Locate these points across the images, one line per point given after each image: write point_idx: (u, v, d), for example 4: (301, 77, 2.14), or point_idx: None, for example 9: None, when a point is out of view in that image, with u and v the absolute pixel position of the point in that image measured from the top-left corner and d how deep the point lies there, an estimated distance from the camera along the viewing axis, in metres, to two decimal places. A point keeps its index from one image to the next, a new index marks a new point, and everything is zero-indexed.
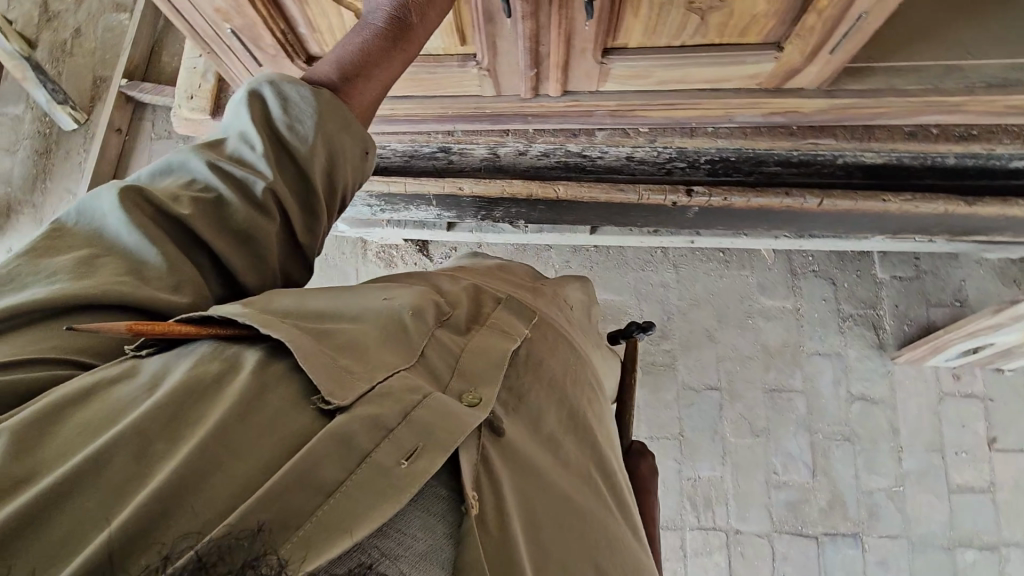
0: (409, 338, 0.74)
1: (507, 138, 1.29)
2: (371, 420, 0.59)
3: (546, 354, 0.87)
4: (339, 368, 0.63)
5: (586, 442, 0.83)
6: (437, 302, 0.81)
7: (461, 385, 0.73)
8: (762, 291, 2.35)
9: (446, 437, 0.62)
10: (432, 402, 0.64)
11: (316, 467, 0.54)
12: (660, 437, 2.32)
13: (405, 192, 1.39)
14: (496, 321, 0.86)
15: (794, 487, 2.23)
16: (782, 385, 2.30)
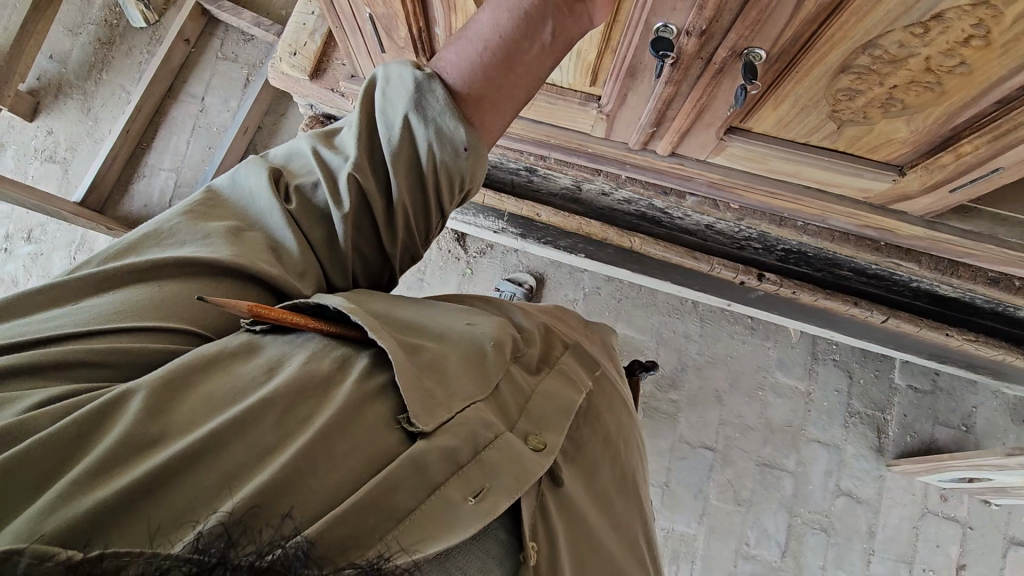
0: (487, 367, 0.69)
1: (598, 178, 1.26)
2: (448, 450, 0.56)
3: (606, 410, 0.84)
4: (427, 388, 0.61)
5: (634, 506, 0.81)
6: (511, 335, 0.76)
7: (529, 428, 0.67)
8: (779, 367, 2.36)
9: (513, 481, 0.58)
10: (503, 444, 0.61)
11: (393, 492, 0.51)
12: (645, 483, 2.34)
13: (481, 202, 1.40)
14: (566, 366, 0.82)
15: (761, 562, 2.26)
16: (776, 462, 2.32)
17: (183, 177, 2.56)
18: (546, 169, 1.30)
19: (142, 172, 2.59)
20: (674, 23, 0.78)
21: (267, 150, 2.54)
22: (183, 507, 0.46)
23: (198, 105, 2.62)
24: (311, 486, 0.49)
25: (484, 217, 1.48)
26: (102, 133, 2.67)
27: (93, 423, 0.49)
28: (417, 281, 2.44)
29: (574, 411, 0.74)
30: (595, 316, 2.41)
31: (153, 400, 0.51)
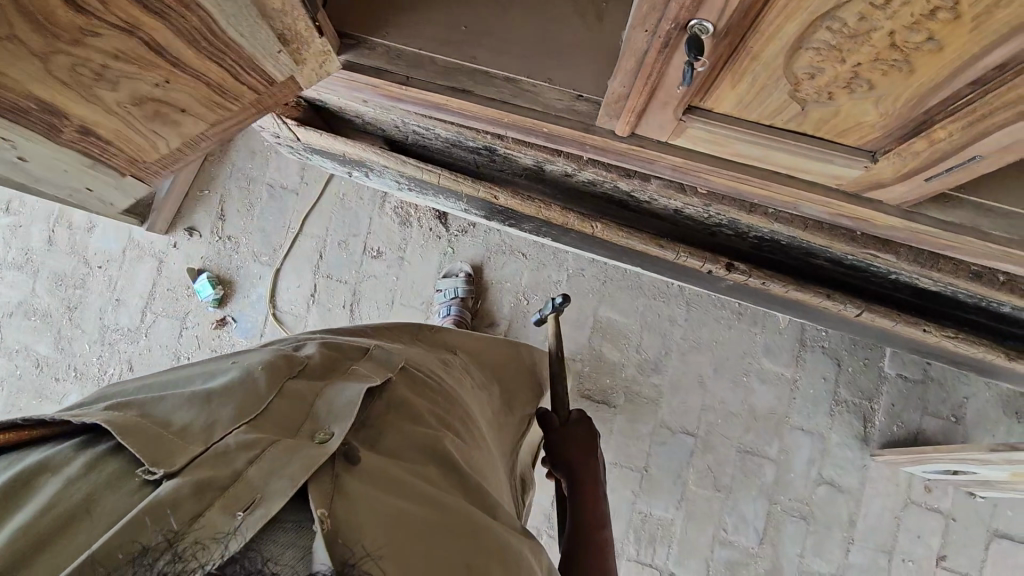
0: (257, 395, 0.84)
1: (558, 159, 1.19)
2: (196, 485, 0.66)
3: (408, 399, 1.02)
4: (157, 435, 0.72)
5: (451, 461, 0.96)
6: (287, 359, 0.94)
7: (308, 430, 0.82)
8: (766, 353, 2.31)
9: (285, 482, 0.69)
10: (268, 457, 0.72)
11: (143, 531, 0.60)
12: (624, 467, 2.32)
13: (438, 183, 1.33)
14: (359, 371, 1.01)
15: (738, 549, 2.25)
16: (757, 449, 2.29)
17: None
18: (505, 149, 1.23)
19: None
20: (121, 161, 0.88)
21: None
22: None
23: None
24: (45, 557, 0.60)
25: (444, 198, 1.42)
26: None
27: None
28: (398, 260, 2.39)
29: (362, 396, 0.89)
30: (578, 299, 2.36)
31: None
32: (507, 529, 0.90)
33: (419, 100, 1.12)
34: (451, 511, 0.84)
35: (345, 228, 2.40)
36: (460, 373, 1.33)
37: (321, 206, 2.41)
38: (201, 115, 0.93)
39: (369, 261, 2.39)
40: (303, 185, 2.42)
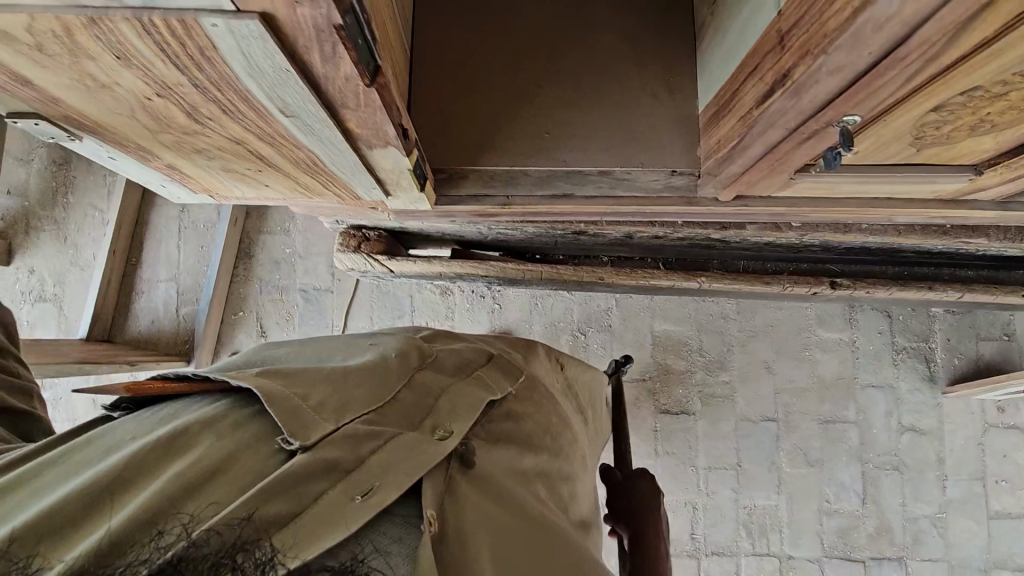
0: (387, 378, 0.71)
1: (653, 228, 1.22)
2: (326, 463, 0.54)
3: (520, 416, 0.90)
4: (299, 399, 0.60)
5: (553, 495, 0.85)
6: (417, 348, 0.81)
7: (433, 421, 0.69)
8: (821, 324, 2.36)
9: (404, 477, 0.57)
10: (397, 444, 0.60)
11: (268, 505, 0.48)
12: (719, 468, 2.35)
13: (539, 277, 1.37)
14: (482, 374, 0.87)
15: (844, 514, 2.33)
16: (837, 416, 2.35)
17: (183, 284, 2.38)
18: (596, 230, 1.25)
19: (139, 289, 2.39)
20: (245, 187, 0.97)
21: (263, 235, 2.41)
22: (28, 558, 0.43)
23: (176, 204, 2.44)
24: (182, 508, 0.47)
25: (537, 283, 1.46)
26: (87, 258, 2.41)
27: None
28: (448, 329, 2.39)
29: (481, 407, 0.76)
30: (631, 319, 2.40)
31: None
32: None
33: (515, 214, 1.14)
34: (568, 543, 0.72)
35: (389, 312, 2.39)
36: (544, 376, 1.19)
37: (360, 297, 2.39)
38: (283, 182, 0.93)
39: None
40: (335, 282, 2.40)
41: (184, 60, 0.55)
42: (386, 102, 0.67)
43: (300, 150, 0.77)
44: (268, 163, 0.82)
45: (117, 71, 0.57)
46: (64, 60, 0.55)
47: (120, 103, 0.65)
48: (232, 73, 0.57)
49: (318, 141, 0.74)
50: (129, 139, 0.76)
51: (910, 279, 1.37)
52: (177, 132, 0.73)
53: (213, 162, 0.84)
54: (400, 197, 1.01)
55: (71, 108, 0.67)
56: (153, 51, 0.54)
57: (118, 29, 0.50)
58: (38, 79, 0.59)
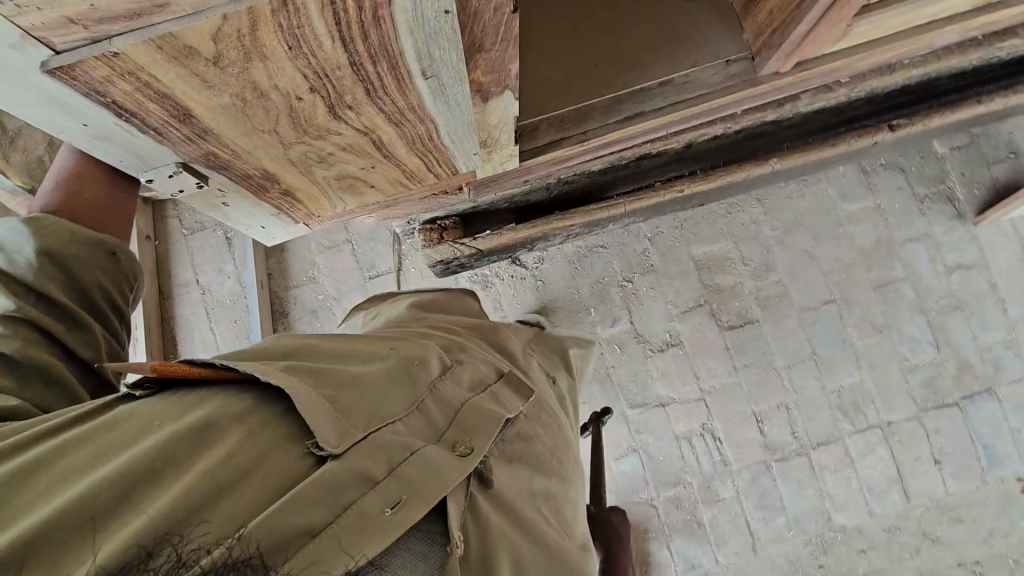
0: (406, 390, 0.75)
1: (716, 125, 1.23)
2: (356, 473, 0.60)
3: (530, 436, 0.91)
4: (327, 410, 0.64)
5: (560, 519, 0.86)
6: (438, 357, 0.85)
7: (451, 435, 0.74)
8: (843, 199, 2.43)
9: (432, 490, 0.63)
10: (422, 459, 0.65)
11: (301, 513, 0.54)
12: (797, 363, 2.39)
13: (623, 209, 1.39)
14: (498, 389, 0.89)
15: (925, 366, 2.38)
16: (886, 278, 2.41)
17: None
18: (662, 146, 1.27)
19: None
20: (346, 201, 0.96)
21: (292, 289, 2.41)
22: (76, 542, 0.48)
23: (199, 288, 2.42)
24: (221, 505, 0.53)
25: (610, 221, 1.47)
26: None
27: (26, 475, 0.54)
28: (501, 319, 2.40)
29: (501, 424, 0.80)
30: (669, 252, 2.43)
31: (56, 452, 0.56)
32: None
33: (592, 148, 1.14)
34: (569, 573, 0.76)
35: None
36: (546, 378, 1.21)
37: None
38: (388, 178, 0.92)
39: None
40: None
41: (354, 30, 0.55)
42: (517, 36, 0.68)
43: (421, 121, 0.77)
44: (383, 151, 0.82)
45: (283, 67, 0.57)
46: (232, 67, 0.55)
47: (269, 117, 0.65)
48: (391, 34, 0.58)
49: (443, 103, 0.74)
50: (258, 165, 0.75)
51: (951, 107, 1.41)
52: (310, 138, 0.72)
53: (329, 174, 0.84)
54: (491, 162, 1.01)
55: (218, 140, 0.66)
56: (327, 26, 0.54)
57: (305, 9, 0.50)
58: (202, 105, 0.59)
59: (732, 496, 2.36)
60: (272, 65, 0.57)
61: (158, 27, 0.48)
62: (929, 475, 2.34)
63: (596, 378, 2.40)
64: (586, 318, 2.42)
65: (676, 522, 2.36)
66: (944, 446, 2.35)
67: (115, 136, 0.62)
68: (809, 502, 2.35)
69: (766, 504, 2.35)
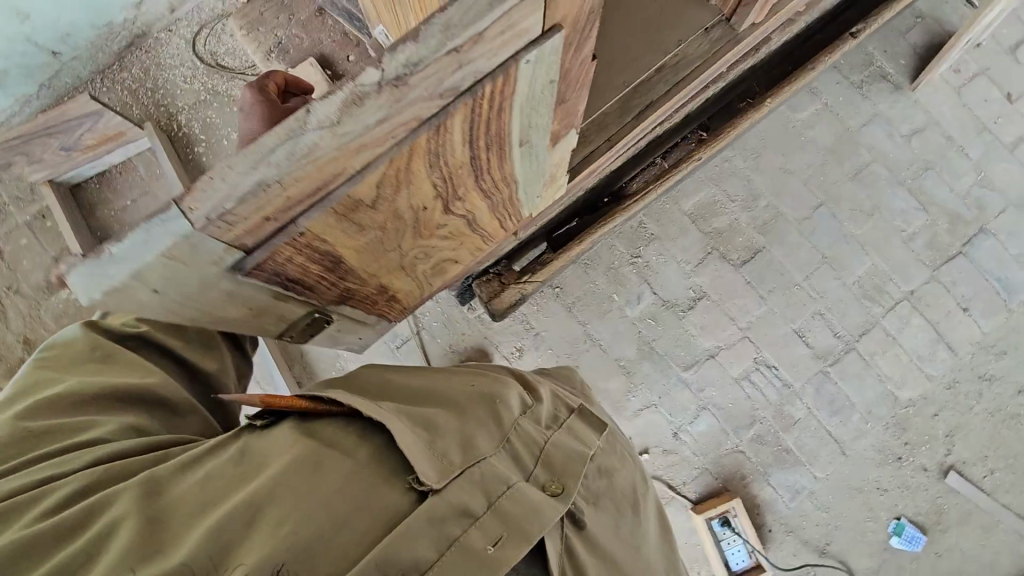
0: (493, 427, 0.89)
1: (710, 87, 1.31)
2: (460, 509, 0.74)
3: (614, 474, 1.01)
4: (425, 449, 0.79)
5: (649, 559, 0.97)
6: (518, 400, 0.97)
7: (540, 475, 0.87)
8: (796, 109, 2.53)
9: (531, 528, 0.75)
10: (514, 495, 0.78)
11: (413, 546, 0.70)
12: (813, 271, 2.49)
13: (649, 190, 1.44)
14: (574, 428, 1.00)
15: (921, 230, 2.52)
16: (857, 166, 2.54)
17: None
18: (668, 122, 1.33)
19: None
20: (431, 287, 0.97)
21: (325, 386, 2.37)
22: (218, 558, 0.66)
23: None
24: (338, 542, 0.69)
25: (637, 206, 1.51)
26: None
27: (248, 517, 0.69)
28: (535, 337, 2.41)
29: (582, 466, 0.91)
30: (663, 217, 2.48)
31: (196, 480, 0.74)
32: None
33: (614, 149, 1.21)
34: None
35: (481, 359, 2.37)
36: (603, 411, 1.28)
37: None
38: (469, 249, 0.93)
39: (521, 361, 2.40)
40: None
41: (480, 127, 0.57)
42: (591, 79, 0.70)
43: (509, 184, 0.78)
44: (474, 225, 0.83)
45: (421, 185, 0.58)
46: (381, 206, 0.56)
47: (398, 235, 0.66)
48: (508, 118, 0.59)
49: (529, 160, 0.76)
50: (374, 283, 0.75)
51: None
52: (422, 242, 0.74)
53: (427, 266, 0.85)
54: (546, 197, 1.03)
55: (350, 274, 0.67)
56: (461, 132, 0.55)
57: (450, 125, 0.52)
58: (349, 249, 0.60)
59: (804, 412, 2.42)
60: (413, 187, 0.58)
61: (334, 195, 0.49)
62: (961, 323, 2.48)
63: (643, 356, 2.43)
64: (611, 304, 2.45)
65: (765, 456, 2.40)
66: (965, 293, 2.49)
67: (270, 308, 0.64)
68: (873, 390, 2.44)
69: (837, 408, 2.42)
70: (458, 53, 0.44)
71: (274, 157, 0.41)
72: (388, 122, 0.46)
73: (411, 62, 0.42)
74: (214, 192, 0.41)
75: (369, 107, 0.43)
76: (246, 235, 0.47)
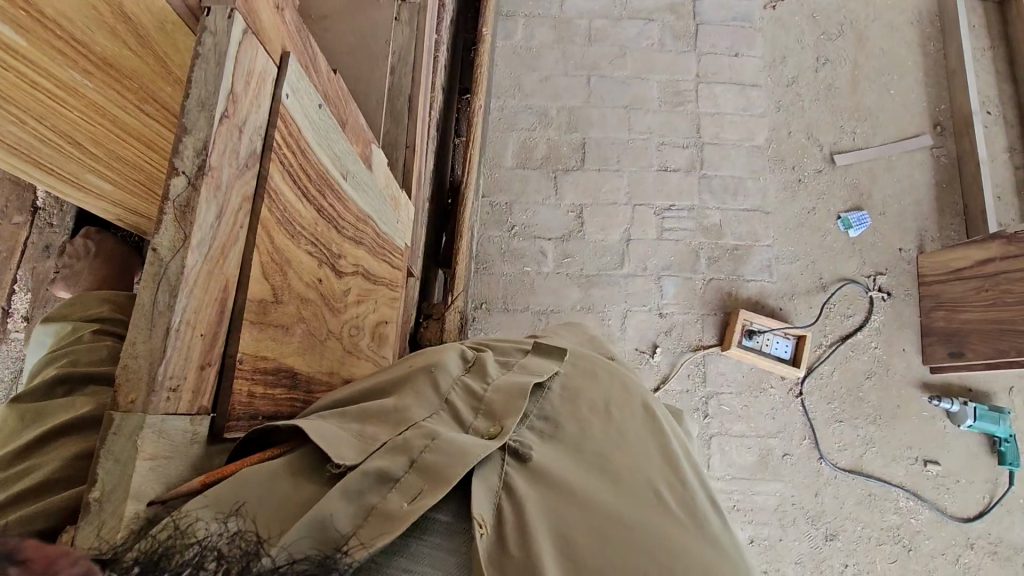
0: (431, 389, 0.76)
1: (439, 52, 1.42)
2: (376, 474, 0.62)
3: (584, 388, 0.87)
4: (356, 436, 0.67)
5: (648, 466, 0.78)
6: (457, 357, 0.83)
7: (483, 419, 0.74)
8: (509, 36, 2.77)
9: (452, 470, 0.62)
10: (441, 441, 0.65)
11: (335, 515, 0.57)
12: (630, 123, 2.70)
13: (477, 157, 1.50)
14: (528, 362, 0.87)
15: (662, 33, 2.80)
16: (583, 31, 2.79)
17: None
18: (436, 101, 1.41)
19: None
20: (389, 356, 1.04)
21: None
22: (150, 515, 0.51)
23: None
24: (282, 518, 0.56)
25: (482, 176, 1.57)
26: None
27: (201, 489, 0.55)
28: None
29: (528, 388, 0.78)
30: (499, 184, 2.60)
31: None
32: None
33: (419, 152, 1.28)
34: (657, 532, 0.68)
35: None
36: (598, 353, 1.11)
37: None
38: (388, 302, 1.00)
39: None
40: None
41: (303, 180, 0.67)
42: (347, 92, 0.80)
43: (366, 222, 0.87)
44: (371, 277, 0.91)
45: (291, 250, 0.67)
46: (273, 289, 0.65)
47: (314, 313, 0.75)
48: (314, 155, 0.69)
49: (361, 190, 0.84)
50: (330, 371, 0.81)
51: None
52: (342, 312, 0.83)
53: (366, 334, 0.92)
54: (408, 224, 1.10)
55: (302, 373, 0.73)
56: (293, 190, 0.66)
57: (278, 187, 0.62)
58: (275, 349, 0.67)
59: (719, 212, 2.60)
60: (287, 254, 0.66)
61: (229, 303, 0.58)
62: (745, 64, 2.78)
63: (587, 287, 2.52)
64: (529, 277, 2.51)
65: (727, 265, 2.54)
66: (728, 45, 2.79)
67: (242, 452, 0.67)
68: (741, 156, 2.67)
69: (734, 189, 2.63)
70: (230, 117, 0.52)
71: (162, 302, 0.49)
72: (226, 212, 0.54)
73: (200, 148, 0.50)
74: (139, 375, 0.50)
75: (199, 209, 0.50)
76: (195, 398, 0.55)
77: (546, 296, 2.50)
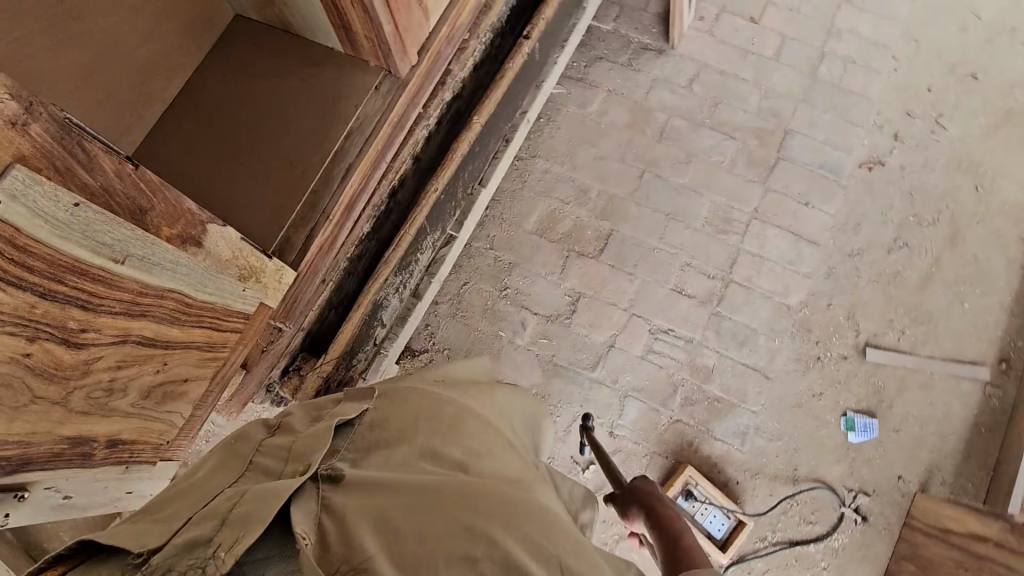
0: (239, 468, 0.89)
1: (417, 131, 1.50)
2: (185, 546, 0.69)
3: (387, 413, 0.98)
4: (151, 534, 0.73)
5: (455, 462, 0.92)
6: (263, 432, 0.99)
7: (291, 464, 0.86)
8: (584, 106, 2.73)
9: (257, 511, 0.71)
10: (246, 497, 0.74)
11: None
12: (665, 231, 2.57)
13: (412, 232, 1.67)
14: (332, 411, 0.99)
15: (737, 155, 2.64)
16: (659, 126, 2.69)
17: None
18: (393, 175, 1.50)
19: None
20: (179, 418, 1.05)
21: None
22: None
23: None
24: None
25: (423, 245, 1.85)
26: None
27: None
28: None
29: (326, 431, 0.90)
30: (511, 243, 2.58)
31: None
32: (534, 511, 0.83)
33: (341, 219, 1.32)
34: (462, 490, 0.83)
35: None
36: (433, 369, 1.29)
37: None
38: (184, 367, 1.00)
39: None
40: None
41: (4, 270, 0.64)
42: (161, 181, 0.88)
43: (158, 293, 0.87)
44: (156, 345, 0.90)
45: None
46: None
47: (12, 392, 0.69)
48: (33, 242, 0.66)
49: (150, 264, 0.84)
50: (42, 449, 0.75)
51: None
52: (78, 379, 0.77)
53: (114, 413, 0.87)
54: (268, 288, 1.17)
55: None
56: None
57: None
58: None
59: (716, 356, 2.42)
60: None
61: None
62: (810, 217, 2.56)
63: (550, 375, 2.44)
64: (501, 342, 2.48)
65: (701, 413, 2.36)
66: (800, 190, 2.58)
67: None
68: (765, 309, 2.46)
69: (742, 339, 2.43)
70: None
71: None
72: None
73: None
74: None
75: None
76: None
77: (508, 367, 2.45)
